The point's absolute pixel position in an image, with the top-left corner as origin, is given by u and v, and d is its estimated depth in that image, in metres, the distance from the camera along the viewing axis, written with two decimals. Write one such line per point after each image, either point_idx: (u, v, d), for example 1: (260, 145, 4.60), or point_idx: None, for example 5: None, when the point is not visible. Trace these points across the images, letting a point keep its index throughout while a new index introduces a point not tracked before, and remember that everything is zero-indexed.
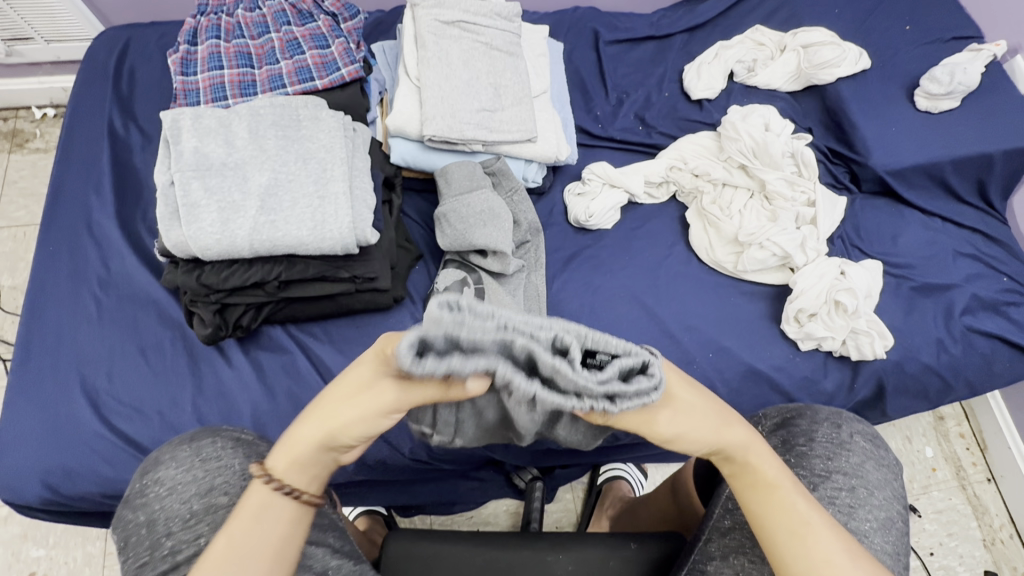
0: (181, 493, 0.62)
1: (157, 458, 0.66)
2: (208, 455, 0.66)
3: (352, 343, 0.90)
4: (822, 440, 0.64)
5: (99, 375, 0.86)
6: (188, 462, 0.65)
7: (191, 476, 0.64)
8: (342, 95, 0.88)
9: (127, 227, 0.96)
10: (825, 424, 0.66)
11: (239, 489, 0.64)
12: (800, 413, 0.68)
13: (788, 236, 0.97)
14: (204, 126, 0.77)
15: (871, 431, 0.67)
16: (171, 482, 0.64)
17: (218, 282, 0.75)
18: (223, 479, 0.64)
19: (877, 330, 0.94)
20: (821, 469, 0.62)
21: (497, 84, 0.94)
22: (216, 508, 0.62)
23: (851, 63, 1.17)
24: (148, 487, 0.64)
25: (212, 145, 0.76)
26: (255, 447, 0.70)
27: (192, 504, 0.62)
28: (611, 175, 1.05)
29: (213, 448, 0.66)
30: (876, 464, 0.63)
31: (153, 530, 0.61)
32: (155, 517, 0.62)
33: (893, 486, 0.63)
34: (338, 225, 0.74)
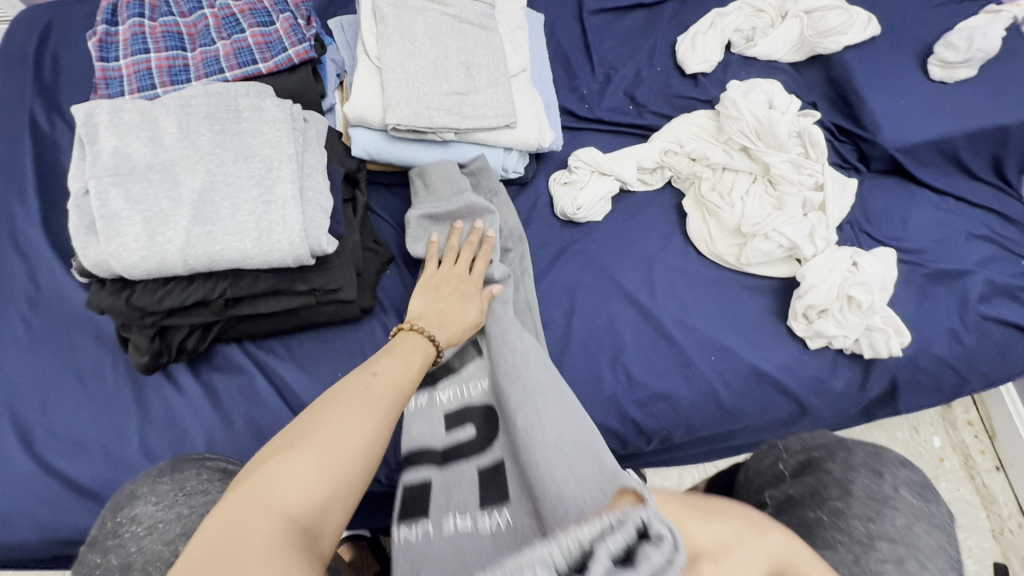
0: (164, 532, 0.54)
1: (134, 492, 0.59)
2: (192, 489, 0.58)
3: (317, 360, 0.81)
4: (861, 495, 0.60)
5: (30, 408, 0.76)
6: (169, 498, 0.57)
7: (174, 514, 0.56)
8: (290, 80, 0.77)
9: (55, 236, 0.85)
10: (859, 472, 0.62)
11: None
12: (831, 456, 0.65)
13: (795, 225, 0.89)
14: (125, 121, 0.65)
15: (917, 481, 0.62)
16: (150, 521, 0.55)
17: (152, 303, 0.65)
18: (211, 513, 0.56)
19: (893, 326, 0.85)
20: (860, 534, 0.56)
21: (468, 63, 0.83)
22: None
23: (859, 30, 1.06)
24: (122, 525, 0.56)
25: (135, 144, 0.65)
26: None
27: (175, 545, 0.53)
28: (600, 161, 0.95)
29: (197, 482, 0.60)
30: (924, 529, 0.57)
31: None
32: (129, 561, 0.53)
33: (947, 553, 0.56)
34: (288, 233, 0.64)
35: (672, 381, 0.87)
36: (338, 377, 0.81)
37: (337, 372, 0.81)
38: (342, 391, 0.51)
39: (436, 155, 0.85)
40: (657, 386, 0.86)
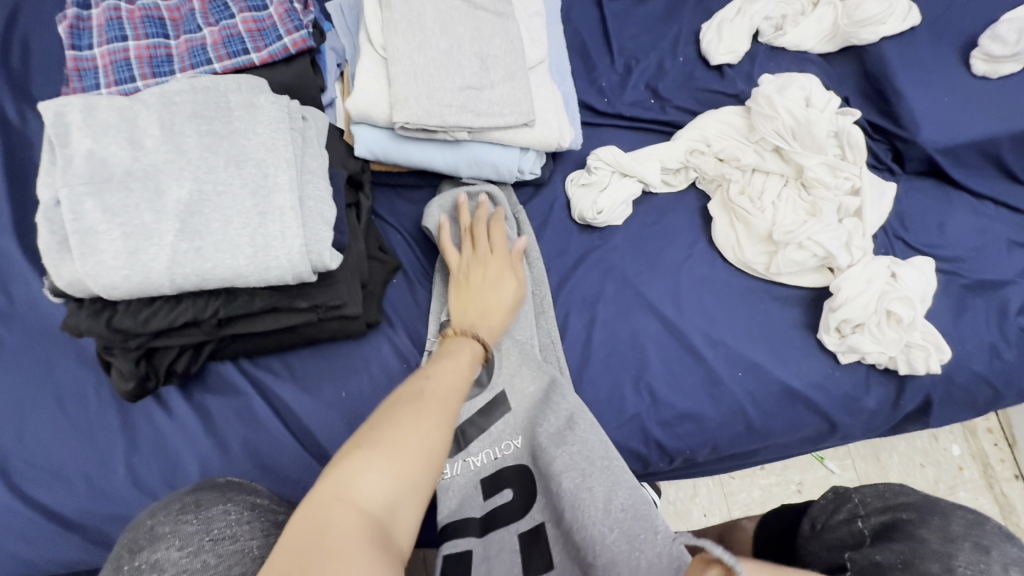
0: None
1: (154, 530, 0.48)
2: (219, 532, 0.48)
3: (319, 379, 0.75)
4: (965, 569, 0.56)
5: (5, 433, 0.70)
6: (195, 543, 0.47)
7: (199, 563, 0.45)
8: (287, 72, 0.69)
9: (28, 242, 0.77)
10: (958, 536, 0.59)
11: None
12: (922, 518, 0.62)
13: (832, 234, 0.82)
14: (99, 121, 0.58)
15: (1019, 555, 0.59)
16: (173, 569, 0.45)
17: (136, 326, 0.59)
18: (245, 564, 0.47)
19: (933, 342, 0.81)
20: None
21: (483, 53, 0.75)
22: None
23: (898, 19, 0.99)
24: (139, 572, 0.45)
25: (112, 147, 0.57)
26: (271, 522, 0.54)
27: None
28: (622, 161, 0.88)
29: (228, 523, 0.50)
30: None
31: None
32: None
33: None
34: (286, 247, 0.57)
35: (696, 399, 0.82)
36: (342, 398, 0.75)
37: (340, 392, 0.75)
38: (403, 394, 0.53)
39: (448, 155, 0.78)
40: (681, 405, 0.82)
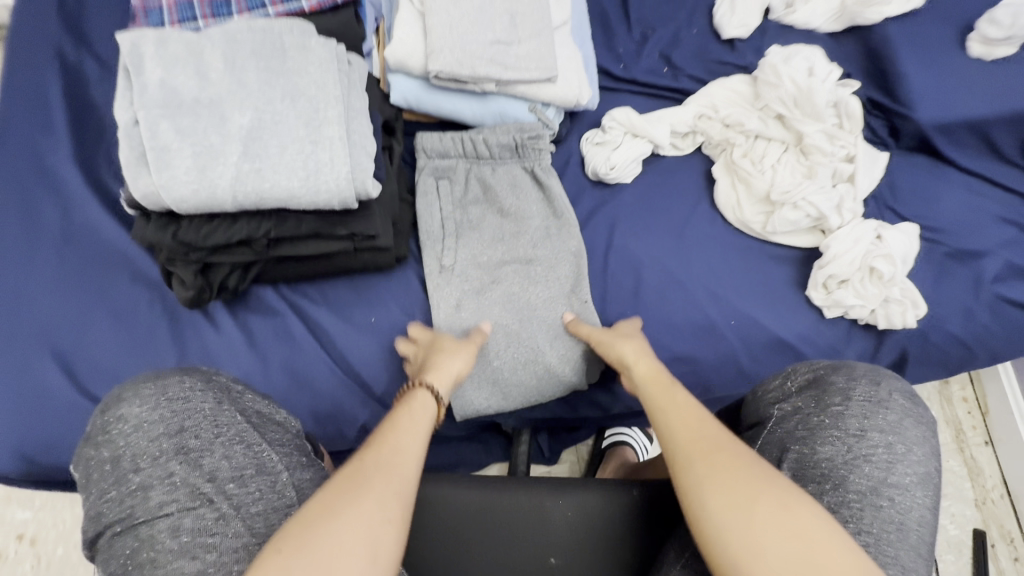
0: (148, 431, 0.56)
1: (119, 393, 0.58)
2: (175, 395, 0.58)
3: (351, 307, 0.83)
4: (861, 398, 0.65)
5: (70, 339, 0.78)
6: (154, 401, 0.58)
7: (157, 416, 0.57)
8: (333, 21, 0.76)
9: (89, 171, 0.84)
10: (861, 381, 0.67)
11: (213, 437, 0.57)
12: (834, 370, 0.69)
13: (826, 196, 0.90)
14: (170, 53, 0.65)
15: (907, 390, 0.68)
16: (136, 420, 0.57)
17: (198, 239, 0.66)
18: (194, 420, 0.57)
19: (911, 299, 0.88)
20: (855, 428, 0.63)
21: (512, 11, 0.81)
22: (186, 449, 0.55)
23: (902, 1, 1.05)
24: (111, 423, 0.57)
25: (181, 76, 0.64)
26: (231, 392, 0.62)
27: (161, 442, 0.56)
28: (635, 122, 0.95)
29: (180, 387, 0.59)
30: (913, 423, 0.64)
31: (120, 467, 0.55)
32: (119, 453, 0.55)
33: (928, 441, 0.65)
34: (334, 173, 0.65)
35: (691, 342, 0.91)
36: (371, 323, 0.83)
37: (370, 317, 0.83)
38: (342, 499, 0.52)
39: (475, 108, 0.85)
40: (678, 347, 0.90)
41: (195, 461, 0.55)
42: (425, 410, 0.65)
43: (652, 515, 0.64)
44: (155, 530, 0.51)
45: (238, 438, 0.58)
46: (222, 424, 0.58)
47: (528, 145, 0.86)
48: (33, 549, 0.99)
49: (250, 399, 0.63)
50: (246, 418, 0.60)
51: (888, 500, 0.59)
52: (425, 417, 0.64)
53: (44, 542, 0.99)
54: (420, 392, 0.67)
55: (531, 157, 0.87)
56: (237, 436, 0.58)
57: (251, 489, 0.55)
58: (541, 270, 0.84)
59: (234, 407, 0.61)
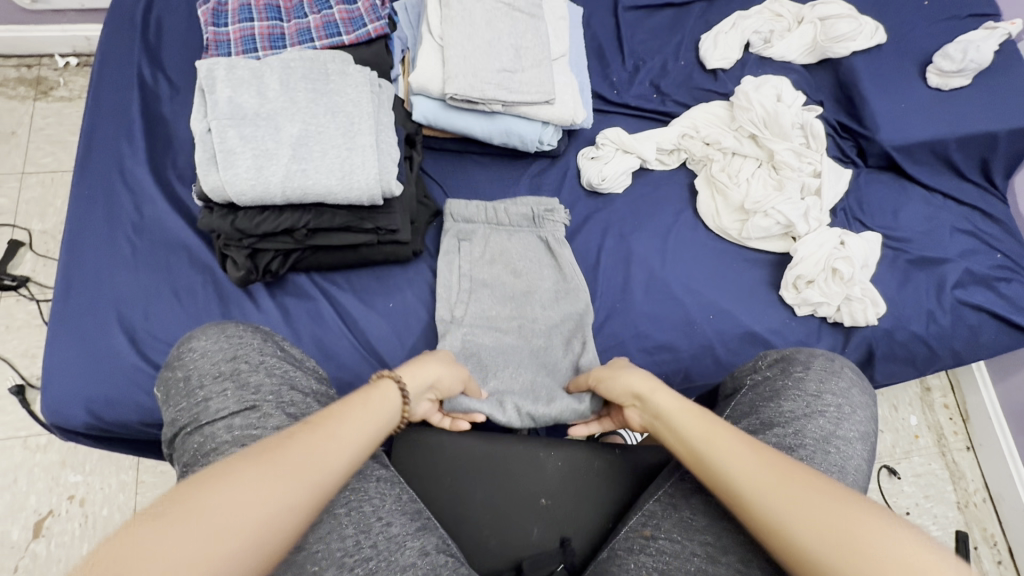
0: (212, 356, 0.67)
1: (191, 334, 0.71)
2: (232, 333, 0.71)
3: (373, 293, 0.96)
4: (819, 368, 0.76)
5: (137, 313, 0.91)
6: (216, 336, 0.70)
7: (219, 346, 0.69)
8: (368, 52, 0.91)
9: (158, 174, 1.00)
10: (818, 358, 0.78)
11: (259, 361, 0.68)
12: (798, 351, 0.80)
13: (793, 205, 1.01)
14: (238, 77, 0.80)
15: (852, 367, 0.79)
16: (202, 350, 0.69)
17: (252, 227, 0.80)
18: (246, 350, 0.69)
19: (871, 298, 0.98)
20: (813, 390, 0.73)
21: (517, 45, 0.96)
22: (239, 370, 0.66)
23: (867, 37, 1.18)
24: (184, 351, 0.69)
25: (246, 95, 0.79)
26: (274, 336, 0.74)
27: (220, 365, 0.67)
28: (625, 140, 1.08)
29: (236, 328, 0.72)
30: (858, 392, 0.75)
31: (189, 384, 0.66)
32: (189, 374, 0.67)
33: (869, 409, 0.74)
34: (367, 173, 0.78)
35: (673, 333, 1.01)
36: (390, 307, 0.96)
37: (389, 303, 0.96)
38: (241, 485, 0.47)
39: (484, 125, 0.98)
40: (661, 337, 1.01)
41: (246, 379, 0.65)
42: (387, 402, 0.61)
43: (629, 471, 0.74)
44: (215, 428, 0.61)
45: (278, 364, 0.69)
46: (267, 354, 0.69)
47: (544, 217, 1.01)
48: (82, 508, 1.10)
49: (288, 343, 0.75)
50: (286, 356, 0.72)
51: (836, 447, 0.67)
52: (385, 410, 0.60)
53: (92, 502, 1.11)
54: (384, 381, 0.64)
55: (547, 228, 1.01)
56: (277, 363, 0.69)
57: (289, 399, 0.66)
58: (543, 327, 0.94)
59: (277, 346, 0.73)
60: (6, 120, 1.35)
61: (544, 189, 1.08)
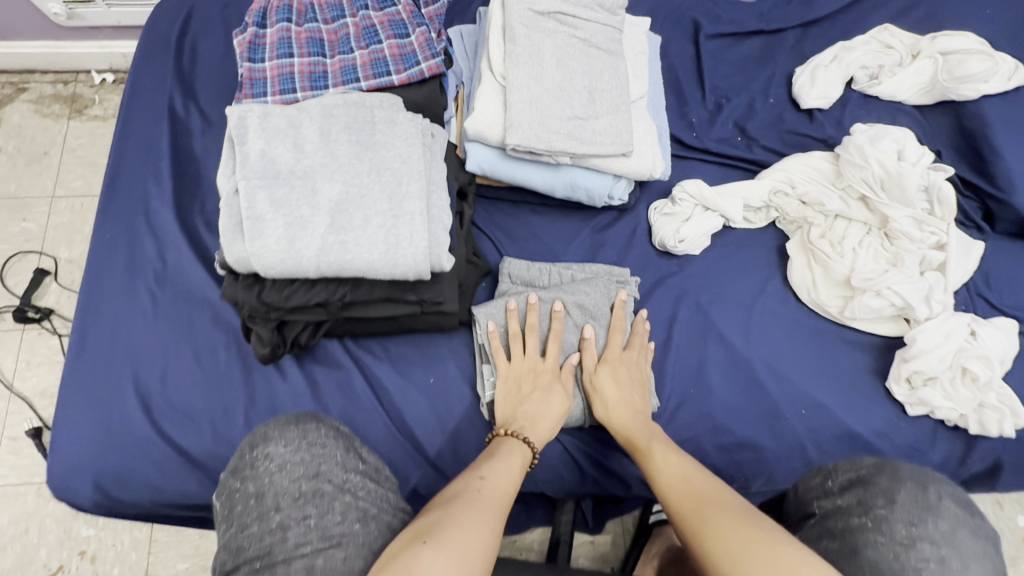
0: (291, 472, 0.60)
1: (266, 432, 0.63)
2: (314, 439, 0.63)
3: (412, 365, 0.85)
4: (906, 502, 0.59)
5: (153, 377, 0.82)
6: (296, 442, 0.63)
7: (299, 458, 0.61)
8: (419, 93, 0.79)
9: (184, 218, 0.90)
10: (905, 483, 0.61)
11: (343, 482, 0.60)
12: (878, 470, 0.63)
13: (912, 285, 0.84)
14: (273, 125, 0.69)
15: (963, 497, 0.61)
16: (280, 460, 0.61)
17: (280, 300, 0.69)
18: (329, 466, 0.61)
19: (1009, 406, 0.80)
20: (902, 536, 0.56)
21: (592, 87, 0.82)
22: (322, 493, 0.58)
23: (1002, 79, 1.00)
24: (257, 459, 0.62)
25: (279, 148, 0.68)
26: (352, 441, 0.67)
27: (300, 483, 0.59)
28: (707, 196, 0.93)
29: (318, 434, 0.64)
30: (969, 534, 0.57)
31: (263, 503, 0.58)
32: (263, 491, 0.59)
33: (993, 561, 0.56)
34: (415, 248, 0.66)
35: (755, 427, 0.86)
36: (430, 383, 0.84)
37: (429, 378, 0.84)
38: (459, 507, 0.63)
39: (548, 178, 0.85)
40: (741, 433, 0.85)
41: (331, 506, 0.58)
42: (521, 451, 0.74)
43: None
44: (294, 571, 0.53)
45: (364, 485, 0.62)
46: (352, 473, 0.62)
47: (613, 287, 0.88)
48: (92, 566, 1.03)
49: (368, 452, 0.67)
50: (368, 472, 0.64)
51: None
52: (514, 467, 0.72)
53: (103, 560, 1.03)
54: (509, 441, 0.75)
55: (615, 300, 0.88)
56: (362, 483, 0.61)
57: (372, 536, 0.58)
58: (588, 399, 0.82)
59: (357, 458, 0.65)
60: (41, 139, 1.29)
61: (609, 247, 0.94)
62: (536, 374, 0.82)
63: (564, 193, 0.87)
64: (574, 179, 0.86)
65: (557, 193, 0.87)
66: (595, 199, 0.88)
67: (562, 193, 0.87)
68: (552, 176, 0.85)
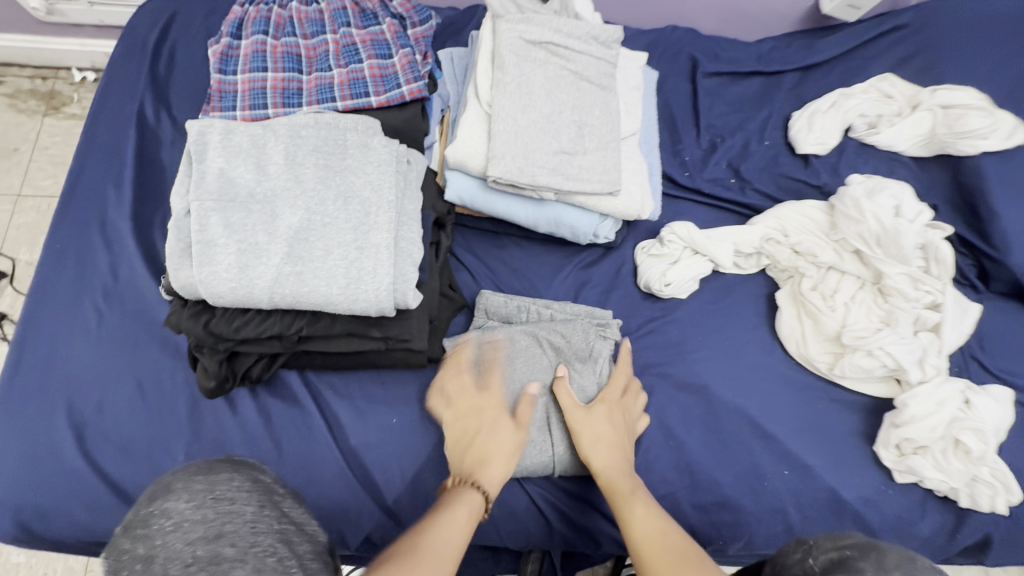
0: (185, 533, 0.46)
1: (169, 482, 0.52)
2: (224, 493, 0.50)
3: (375, 403, 0.79)
4: None
5: (89, 404, 0.75)
6: (199, 497, 0.49)
7: (199, 515, 0.48)
8: (399, 117, 0.75)
9: (142, 230, 0.85)
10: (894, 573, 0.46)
11: (250, 547, 0.46)
12: (863, 555, 0.49)
13: (905, 346, 0.80)
14: (235, 144, 0.65)
15: None
16: (176, 516, 0.48)
17: (228, 331, 0.64)
18: (236, 527, 0.47)
19: (1003, 482, 0.76)
20: None
21: (582, 122, 0.78)
22: (219, 561, 0.44)
23: (1003, 136, 0.96)
24: (152, 515, 0.50)
25: (239, 169, 0.63)
26: (277, 496, 0.54)
27: (195, 549, 0.45)
28: (697, 240, 0.89)
29: (232, 485, 0.51)
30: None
31: (147, 573, 0.45)
32: (152, 555, 0.46)
33: None
34: (379, 280, 0.62)
35: (736, 488, 0.80)
36: (393, 424, 0.79)
37: (393, 418, 0.79)
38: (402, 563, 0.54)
39: (530, 212, 0.81)
40: (720, 493, 0.80)
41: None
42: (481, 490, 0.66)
43: None
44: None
45: (276, 551, 0.47)
46: (262, 534, 0.47)
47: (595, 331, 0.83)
48: None
49: (293, 509, 0.55)
50: (289, 532, 0.50)
51: None
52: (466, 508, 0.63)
53: None
54: (472, 492, 0.65)
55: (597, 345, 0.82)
56: (274, 546, 0.47)
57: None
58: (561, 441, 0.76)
59: (280, 515, 0.51)
60: (13, 135, 1.25)
61: (592, 286, 0.90)
62: (480, 409, 0.73)
63: (548, 229, 0.83)
64: (558, 216, 0.82)
65: (541, 229, 0.83)
66: (579, 237, 0.84)
67: (546, 229, 0.83)
68: (535, 212, 0.81)
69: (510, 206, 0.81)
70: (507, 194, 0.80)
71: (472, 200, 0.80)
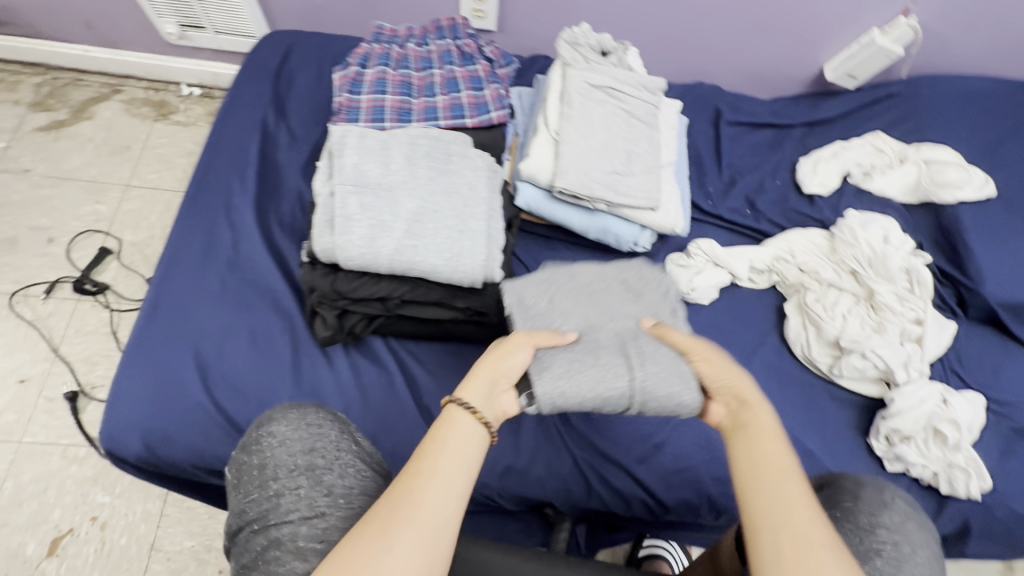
0: (289, 447, 0.65)
1: (272, 414, 0.69)
2: (312, 420, 0.68)
3: (446, 369, 0.94)
4: (868, 498, 0.65)
5: (211, 351, 0.90)
6: (297, 422, 0.68)
7: (298, 435, 0.66)
8: (487, 136, 0.94)
9: (260, 215, 1.02)
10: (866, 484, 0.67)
11: (336, 459, 0.65)
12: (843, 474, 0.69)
13: (892, 350, 0.96)
14: (367, 145, 0.83)
15: (912, 499, 0.67)
16: (281, 436, 0.67)
17: (349, 289, 0.80)
18: (324, 443, 0.66)
19: (975, 470, 0.90)
20: (866, 523, 0.62)
21: (631, 150, 0.96)
22: (314, 466, 0.63)
23: (975, 189, 1.15)
24: (262, 436, 0.68)
25: (369, 164, 0.81)
26: (349, 427, 0.72)
27: (296, 458, 0.64)
28: (718, 254, 1.07)
29: (316, 416, 0.69)
30: (917, 526, 0.63)
31: (263, 473, 0.64)
32: (265, 463, 0.65)
33: (935, 551, 0.63)
34: (474, 258, 0.78)
35: None
36: None
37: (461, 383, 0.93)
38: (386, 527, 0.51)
39: (583, 221, 0.99)
40: None
41: (321, 479, 0.62)
42: (471, 425, 0.59)
43: None
44: (281, 533, 0.58)
45: (352, 463, 0.66)
46: (343, 451, 0.66)
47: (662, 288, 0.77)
48: (102, 533, 1.06)
49: (361, 437, 0.72)
50: (360, 451, 0.69)
51: None
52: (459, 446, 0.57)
53: (112, 528, 1.07)
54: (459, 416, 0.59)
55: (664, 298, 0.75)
56: (353, 461, 0.66)
57: (357, 506, 0.62)
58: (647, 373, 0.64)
59: (352, 439, 0.70)
60: (126, 135, 1.44)
61: None
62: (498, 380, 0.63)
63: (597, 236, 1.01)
64: (606, 226, 0.99)
65: (591, 236, 1.00)
66: (622, 245, 1.01)
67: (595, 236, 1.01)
68: (587, 221, 0.99)
69: (567, 215, 0.98)
70: (566, 204, 0.98)
71: (536, 207, 0.98)
